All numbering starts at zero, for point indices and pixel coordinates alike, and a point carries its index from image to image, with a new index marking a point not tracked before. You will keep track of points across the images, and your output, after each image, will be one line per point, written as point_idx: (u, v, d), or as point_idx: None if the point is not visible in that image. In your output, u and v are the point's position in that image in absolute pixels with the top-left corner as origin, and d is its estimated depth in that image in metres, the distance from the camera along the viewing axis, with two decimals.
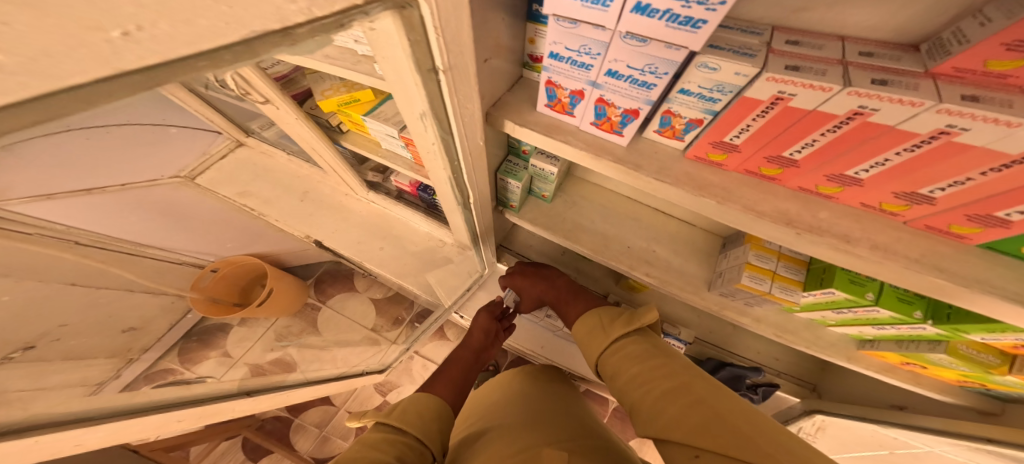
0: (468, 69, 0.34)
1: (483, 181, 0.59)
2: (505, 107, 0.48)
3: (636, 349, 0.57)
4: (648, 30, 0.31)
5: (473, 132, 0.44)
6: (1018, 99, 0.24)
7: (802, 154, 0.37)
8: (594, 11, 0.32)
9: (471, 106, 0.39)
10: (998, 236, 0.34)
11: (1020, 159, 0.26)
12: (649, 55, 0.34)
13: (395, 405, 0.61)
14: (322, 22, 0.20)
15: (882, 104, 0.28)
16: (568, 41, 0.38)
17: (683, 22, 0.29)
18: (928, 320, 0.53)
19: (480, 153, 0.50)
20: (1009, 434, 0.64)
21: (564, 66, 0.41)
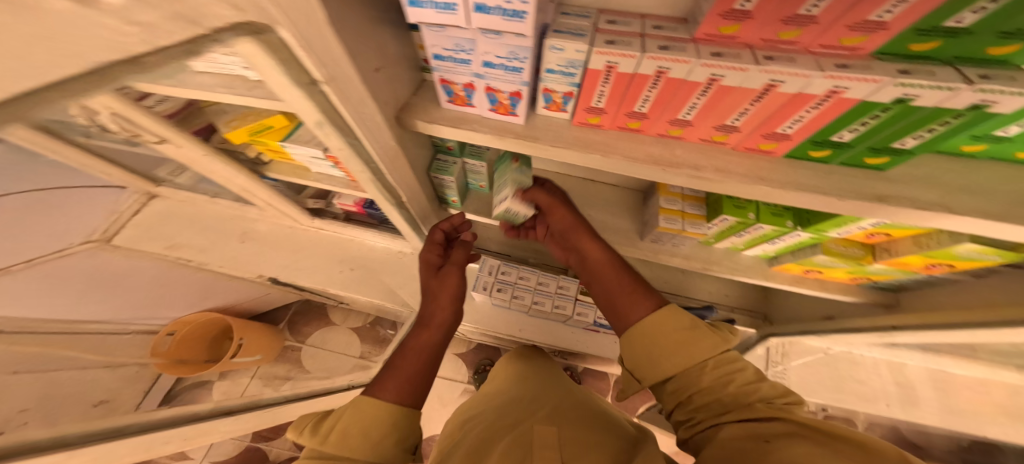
0: (354, 82, 0.40)
1: (408, 178, 0.65)
2: (411, 110, 0.53)
3: (689, 327, 0.47)
4: (492, 26, 0.37)
5: (380, 134, 0.50)
6: (741, 52, 0.38)
7: (646, 106, 0.47)
8: (446, 15, 0.38)
9: (368, 110, 0.45)
10: (790, 146, 0.45)
11: (763, 91, 0.39)
12: (508, 43, 0.40)
13: (335, 422, 0.50)
14: (168, 49, 0.23)
15: (670, 63, 0.39)
16: (443, 42, 0.43)
17: (513, 15, 0.36)
18: (798, 226, 0.64)
19: (394, 152, 0.56)
20: (909, 320, 0.75)
21: (449, 64, 0.45)
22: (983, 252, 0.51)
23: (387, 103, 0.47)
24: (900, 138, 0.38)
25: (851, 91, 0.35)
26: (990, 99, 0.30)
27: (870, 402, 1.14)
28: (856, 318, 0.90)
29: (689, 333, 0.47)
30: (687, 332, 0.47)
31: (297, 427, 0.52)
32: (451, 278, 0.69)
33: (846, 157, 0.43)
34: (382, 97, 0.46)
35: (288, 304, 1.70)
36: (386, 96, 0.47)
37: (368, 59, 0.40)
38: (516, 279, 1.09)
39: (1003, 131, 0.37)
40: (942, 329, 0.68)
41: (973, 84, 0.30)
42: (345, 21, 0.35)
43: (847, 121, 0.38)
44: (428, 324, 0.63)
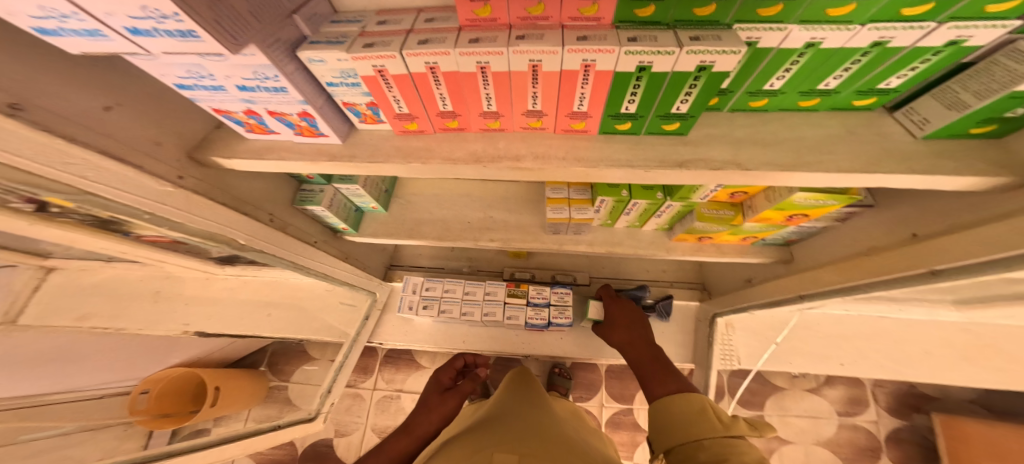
0: (46, 142, 0.29)
1: (224, 216, 0.51)
2: (207, 146, 0.49)
3: (694, 414, 0.45)
4: (176, 46, 0.29)
5: (133, 180, 0.38)
6: (496, 35, 0.37)
7: (449, 104, 0.44)
8: (104, 42, 0.29)
9: (78, 160, 0.32)
10: (597, 122, 0.44)
11: (532, 72, 0.38)
12: (243, 63, 0.35)
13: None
14: None
15: (432, 57, 0.37)
16: (171, 71, 0.36)
17: (183, 35, 0.27)
18: (667, 197, 0.64)
19: (167, 192, 0.42)
20: (804, 284, 0.71)
21: (204, 93, 0.40)
22: (817, 198, 0.51)
23: (146, 145, 0.41)
24: (672, 103, 0.39)
25: (599, 63, 0.35)
26: (707, 59, 0.32)
27: (824, 362, 1.11)
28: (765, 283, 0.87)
29: (696, 419, 0.44)
30: (697, 417, 0.44)
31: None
32: (453, 398, 0.75)
33: (647, 126, 0.43)
34: (128, 139, 0.38)
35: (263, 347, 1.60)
36: (149, 135, 0.41)
37: (77, 101, 0.33)
38: (440, 293, 1.05)
39: (770, 85, 0.41)
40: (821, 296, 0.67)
41: (683, 46, 0.32)
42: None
43: (620, 92, 0.38)
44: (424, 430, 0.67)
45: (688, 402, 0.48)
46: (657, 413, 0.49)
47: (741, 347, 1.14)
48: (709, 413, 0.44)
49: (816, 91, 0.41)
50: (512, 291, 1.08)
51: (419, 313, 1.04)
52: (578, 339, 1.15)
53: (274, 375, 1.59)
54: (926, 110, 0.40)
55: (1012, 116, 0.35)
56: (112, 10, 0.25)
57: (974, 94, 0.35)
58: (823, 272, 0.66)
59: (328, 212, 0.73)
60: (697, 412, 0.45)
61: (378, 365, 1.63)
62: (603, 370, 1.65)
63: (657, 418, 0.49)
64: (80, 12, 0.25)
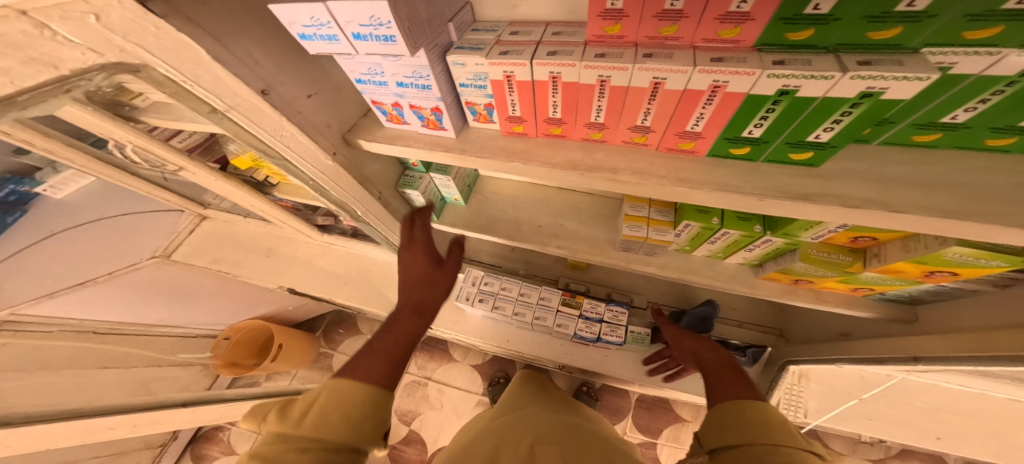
0: (274, 118, 0.42)
1: (361, 193, 0.62)
2: (359, 130, 0.57)
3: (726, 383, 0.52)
4: (378, 49, 0.37)
5: (313, 155, 0.50)
6: (623, 51, 0.37)
7: (559, 112, 0.47)
8: (335, 45, 0.38)
9: (286, 131, 0.44)
10: (709, 144, 0.42)
11: (652, 89, 0.38)
12: (410, 64, 0.43)
13: (310, 398, 0.36)
14: (32, 89, 0.32)
15: (559, 68, 0.40)
16: (358, 68, 0.46)
17: (387, 40, 0.36)
18: (767, 231, 0.59)
19: (337, 170, 0.55)
20: (930, 348, 0.61)
21: (372, 87, 0.49)
22: (977, 255, 0.43)
23: (322, 127, 0.50)
24: (811, 131, 0.35)
25: (732, 85, 0.33)
26: (877, 85, 0.28)
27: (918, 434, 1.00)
28: (868, 342, 0.75)
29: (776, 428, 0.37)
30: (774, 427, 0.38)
31: (251, 415, 0.38)
32: (449, 273, 0.54)
33: (769, 152, 0.40)
34: (315, 123, 0.48)
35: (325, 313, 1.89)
36: (325, 119, 0.51)
37: (292, 87, 0.44)
38: (497, 290, 1.09)
39: (951, 117, 0.34)
40: (955, 359, 0.56)
41: (848, 71, 0.28)
42: (254, 63, 0.38)
43: (749, 114, 0.36)
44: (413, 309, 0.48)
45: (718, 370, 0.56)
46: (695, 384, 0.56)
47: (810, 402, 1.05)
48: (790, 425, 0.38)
49: (1015, 128, 0.34)
50: (566, 300, 1.08)
51: (473, 305, 1.09)
52: (624, 362, 1.11)
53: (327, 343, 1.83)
54: None
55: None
56: (351, 19, 0.34)
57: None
58: (961, 338, 0.55)
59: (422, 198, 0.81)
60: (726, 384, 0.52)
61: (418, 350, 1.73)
62: (631, 396, 1.59)
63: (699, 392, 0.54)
64: (332, 20, 0.34)
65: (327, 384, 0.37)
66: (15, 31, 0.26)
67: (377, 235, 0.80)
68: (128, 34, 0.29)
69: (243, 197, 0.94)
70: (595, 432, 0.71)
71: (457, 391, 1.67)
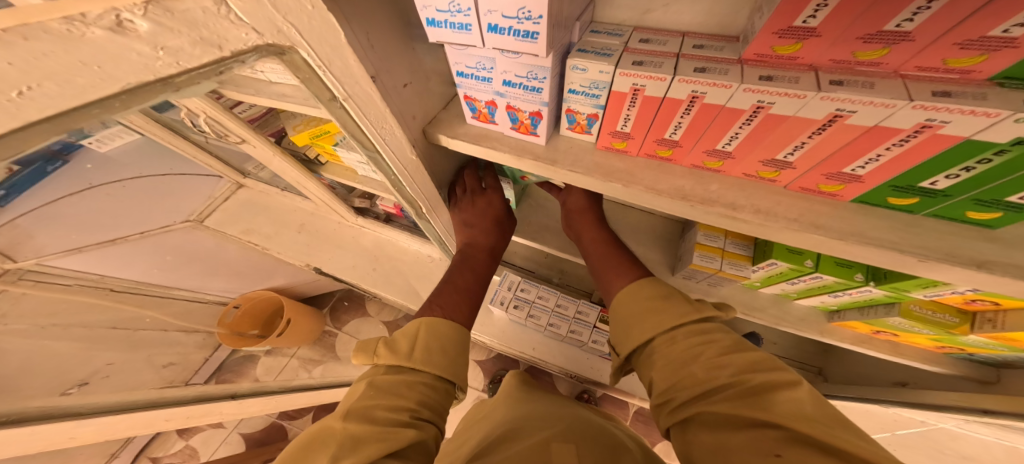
0: (379, 111, 0.40)
1: (431, 189, 0.60)
2: (440, 124, 0.52)
3: (692, 335, 0.46)
4: (508, 45, 0.35)
5: (402, 150, 0.48)
6: (800, 76, 0.31)
7: (679, 133, 0.42)
8: (462, 34, 0.36)
9: (387, 124, 0.43)
10: (861, 190, 0.38)
11: (825, 122, 0.32)
12: (528, 63, 0.38)
13: (415, 340, 0.50)
14: (201, 72, 0.26)
15: (706, 87, 0.35)
16: (466, 60, 0.42)
17: (524, 36, 0.33)
18: (870, 282, 0.54)
19: (417, 167, 0.53)
20: (1006, 404, 0.57)
21: (471, 82, 0.45)
22: None
23: (409, 119, 0.46)
24: (1015, 192, 0.30)
25: (949, 127, 0.27)
26: None
27: None
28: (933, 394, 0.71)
29: (659, 300, 0.51)
30: (660, 297, 0.52)
31: (361, 348, 0.48)
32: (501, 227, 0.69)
33: (939, 207, 0.35)
34: (406, 114, 0.45)
35: (334, 290, 1.91)
36: (413, 111, 0.47)
37: (394, 76, 0.41)
38: (533, 297, 1.06)
39: None
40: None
41: None
42: (370, 47, 0.35)
43: (946, 162, 0.30)
44: (471, 265, 0.66)
45: (679, 301, 0.50)
46: (637, 329, 0.50)
47: None
48: (673, 294, 0.51)
49: None
50: (602, 316, 1.04)
51: (508, 311, 1.06)
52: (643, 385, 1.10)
53: (333, 322, 1.83)
54: None
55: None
56: (495, 9, 0.32)
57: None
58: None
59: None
60: (695, 329, 0.47)
61: None
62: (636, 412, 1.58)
63: (650, 353, 0.48)
64: (473, 7, 0.32)
65: (422, 323, 0.52)
66: (198, 9, 0.22)
67: (432, 230, 0.79)
68: (286, 13, 0.28)
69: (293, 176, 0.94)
70: (605, 426, 0.65)
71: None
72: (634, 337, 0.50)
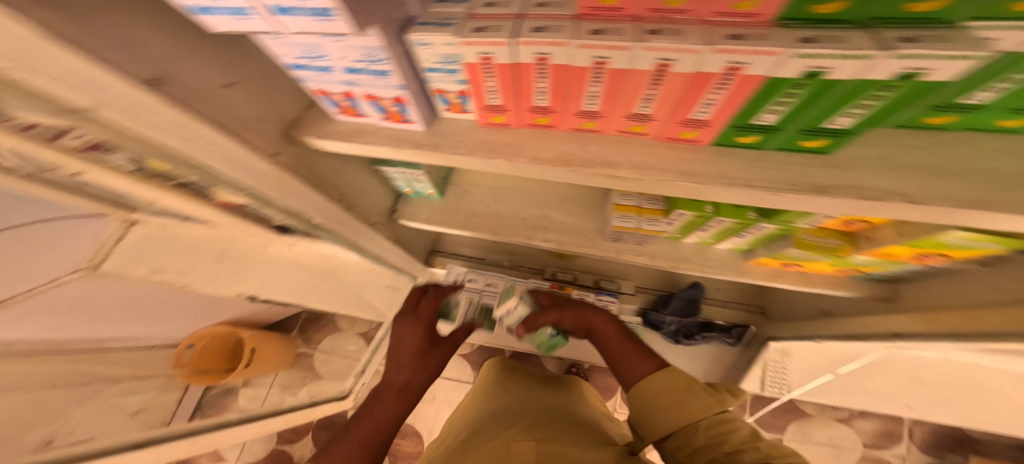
0: (182, 123, 0.30)
1: (317, 197, 0.52)
2: (305, 125, 0.47)
3: (715, 424, 0.44)
4: (310, 27, 0.29)
5: (246, 162, 0.39)
6: (625, 27, 0.31)
7: (546, 99, 0.39)
8: (249, 21, 0.30)
9: (201, 136, 0.32)
10: (715, 132, 0.38)
11: (657, 72, 0.32)
12: (359, 44, 0.33)
13: None
14: None
15: (547, 48, 0.32)
16: (291, 50, 0.36)
17: (323, 13, 0.27)
18: (761, 218, 0.57)
19: (283, 177, 0.44)
20: (913, 326, 0.60)
21: (313, 73, 0.39)
22: (974, 240, 0.41)
23: (250, 123, 0.39)
24: (831, 117, 0.32)
25: (751, 67, 0.28)
26: (915, 67, 0.24)
27: (881, 398, 1.08)
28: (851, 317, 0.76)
29: (683, 395, 0.49)
30: (684, 393, 0.49)
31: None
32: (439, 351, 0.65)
33: (781, 140, 0.37)
34: (239, 120, 0.37)
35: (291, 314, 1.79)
36: (255, 112, 0.40)
37: (200, 75, 0.33)
38: (482, 286, 1.05)
39: (971, 99, 0.30)
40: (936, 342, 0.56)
41: (888, 50, 0.23)
42: (130, 38, 0.26)
43: (766, 98, 0.31)
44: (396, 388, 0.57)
45: (700, 394, 0.48)
46: (659, 420, 0.48)
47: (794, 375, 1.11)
48: (694, 389, 0.49)
49: None
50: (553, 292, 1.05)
51: (459, 304, 1.05)
52: None
53: None
54: None
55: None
56: None
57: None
58: (940, 319, 0.55)
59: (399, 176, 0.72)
60: (718, 420, 0.45)
61: None
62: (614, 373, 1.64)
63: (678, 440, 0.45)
64: None
65: None
66: None
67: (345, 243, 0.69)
68: None
69: (79, 238, 0.56)
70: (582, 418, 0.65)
71: (450, 381, 1.65)
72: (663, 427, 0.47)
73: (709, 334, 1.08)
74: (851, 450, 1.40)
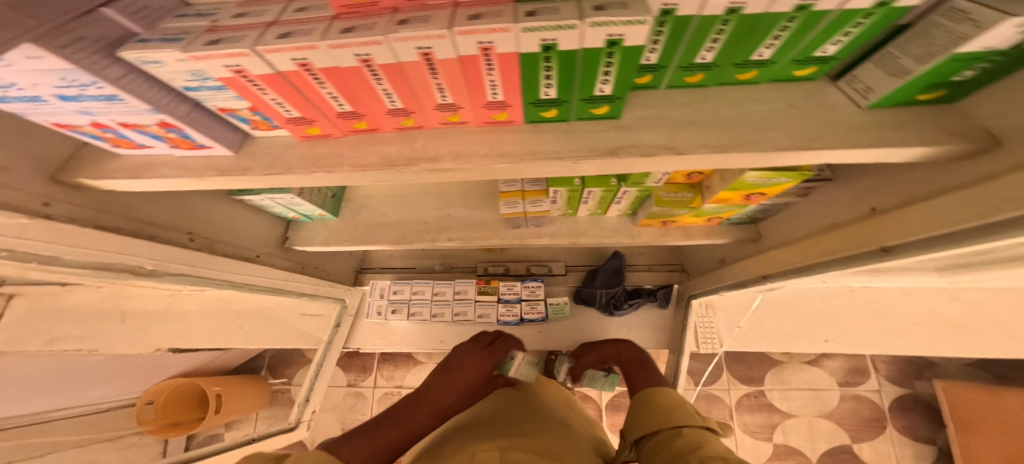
0: None
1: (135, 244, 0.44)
2: (80, 166, 0.39)
3: (696, 433, 0.50)
4: None
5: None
6: (377, 22, 0.28)
7: (344, 102, 0.34)
8: None
9: None
10: (518, 111, 0.40)
11: (425, 62, 0.31)
12: (36, 67, 0.22)
13: None
14: None
15: (300, 53, 0.26)
16: None
17: None
18: (620, 183, 0.62)
19: (64, 229, 0.36)
20: (771, 266, 0.66)
21: (23, 107, 0.27)
22: (768, 176, 0.48)
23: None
24: (593, 84, 0.36)
25: (498, 45, 0.30)
26: (612, 32, 0.29)
27: (810, 341, 1.06)
28: (735, 259, 0.82)
29: (677, 408, 0.57)
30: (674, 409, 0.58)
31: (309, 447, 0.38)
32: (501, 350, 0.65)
33: (574, 111, 0.41)
34: None
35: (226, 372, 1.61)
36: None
37: None
38: (409, 295, 1.03)
39: (700, 58, 0.37)
40: (797, 278, 0.59)
41: (584, 18, 0.28)
42: None
43: (533, 73, 0.35)
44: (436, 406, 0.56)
45: (684, 414, 0.55)
46: (650, 420, 0.57)
47: (723, 328, 1.06)
48: (688, 406, 0.58)
49: (750, 63, 0.37)
50: (481, 289, 1.04)
51: (389, 317, 1.04)
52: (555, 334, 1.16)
53: None
54: (868, 77, 0.34)
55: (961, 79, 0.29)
56: None
57: (914, 59, 0.29)
58: (801, 250, 0.57)
59: (270, 204, 0.67)
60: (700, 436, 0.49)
61: (378, 363, 1.50)
62: None
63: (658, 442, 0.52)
64: None
65: None
66: None
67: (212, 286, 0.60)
68: None
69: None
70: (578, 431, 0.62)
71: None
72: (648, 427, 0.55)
73: (636, 300, 1.09)
74: (830, 392, 1.35)
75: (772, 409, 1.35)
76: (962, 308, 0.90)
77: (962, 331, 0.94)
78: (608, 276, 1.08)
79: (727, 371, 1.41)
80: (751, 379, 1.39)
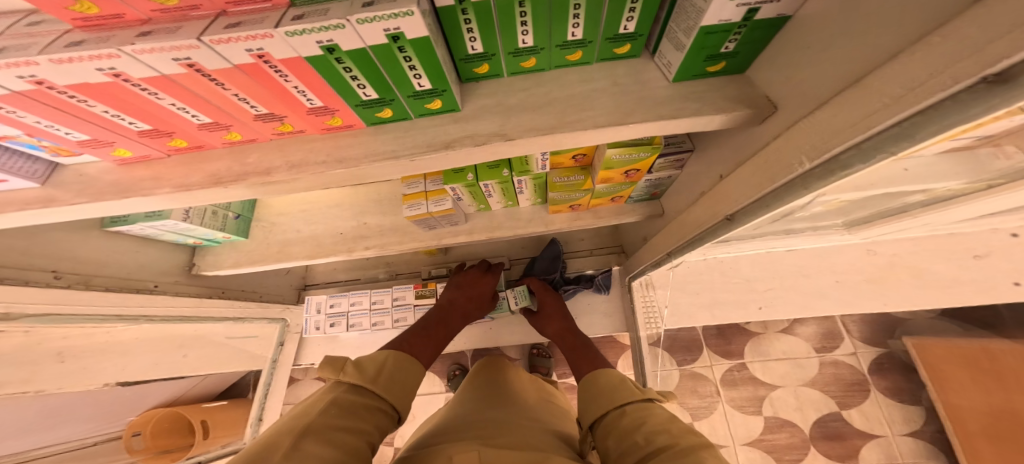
0: None
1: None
2: None
3: (639, 410, 0.45)
4: None
5: None
6: (115, 35, 0.26)
7: (134, 120, 0.33)
8: None
9: None
10: (350, 114, 0.39)
11: (197, 73, 0.29)
12: None
13: (378, 365, 0.46)
14: None
15: (20, 70, 0.25)
16: None
17: None
18: (512, 172, 0.62)
19: None
20: (669, 241, 0.67)
21: None
22: (628, 152, 0.51)
23: None
24: (409, 81, 0.36)
25: (271, 51, 0.29)
26: (387, 26, 0.29)
27: (744, 309, 1.05)
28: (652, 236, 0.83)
29: (618, 385, 0.52)
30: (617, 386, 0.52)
31: (331, 358, 0.43)
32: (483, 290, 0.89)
33: (409, 108, 0.41)
34: None
35: None
36: None
37: None
38: (346, 307, 1.01)
39: (522, 42, 0.39)
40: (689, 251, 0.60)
41: (349, 16, 0.28)
42: None
43: (336, 78, 0.34)
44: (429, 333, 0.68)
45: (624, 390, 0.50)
46: (596, 403, 0.50)
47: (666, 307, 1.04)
48: (627, 381, 0.52)
49: (569, 43, 0.40)
50: (420, 293, 1.01)
51: (327, 331, 1.02)
52: (509, 327, 1.16)
53: None
54: (667, 52, 0.38)
55: (728, 50, 0.34)
56: None
57: (683, 34, 0.34)
58: (682, 224, 0.60)
59: (155, 231, 0.65)
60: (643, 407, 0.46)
61: None
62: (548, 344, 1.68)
63: (607, 428, 0.46)
64: None
65: (389, 355, 0.47)
66: None
67: (89, 317, 0.57)
68: None
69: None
70: (554, 424, 0.57)
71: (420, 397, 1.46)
72: (596, 411, 0.49)
73: (572, 286, 1.10)
74: (807, 359, 1.29)
75: (756, 382, 1.28)
76: (883, 260, 0.92)
77: (884, 282, 0.97)
78: (546, 265, 1.08)
79: (704, 346, 1.34)
80: (731, 353, 1.32)
